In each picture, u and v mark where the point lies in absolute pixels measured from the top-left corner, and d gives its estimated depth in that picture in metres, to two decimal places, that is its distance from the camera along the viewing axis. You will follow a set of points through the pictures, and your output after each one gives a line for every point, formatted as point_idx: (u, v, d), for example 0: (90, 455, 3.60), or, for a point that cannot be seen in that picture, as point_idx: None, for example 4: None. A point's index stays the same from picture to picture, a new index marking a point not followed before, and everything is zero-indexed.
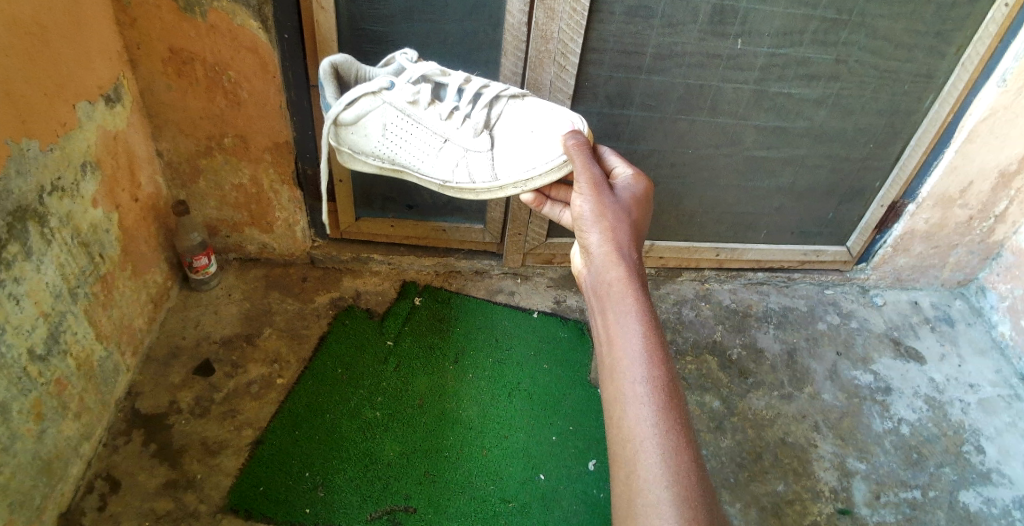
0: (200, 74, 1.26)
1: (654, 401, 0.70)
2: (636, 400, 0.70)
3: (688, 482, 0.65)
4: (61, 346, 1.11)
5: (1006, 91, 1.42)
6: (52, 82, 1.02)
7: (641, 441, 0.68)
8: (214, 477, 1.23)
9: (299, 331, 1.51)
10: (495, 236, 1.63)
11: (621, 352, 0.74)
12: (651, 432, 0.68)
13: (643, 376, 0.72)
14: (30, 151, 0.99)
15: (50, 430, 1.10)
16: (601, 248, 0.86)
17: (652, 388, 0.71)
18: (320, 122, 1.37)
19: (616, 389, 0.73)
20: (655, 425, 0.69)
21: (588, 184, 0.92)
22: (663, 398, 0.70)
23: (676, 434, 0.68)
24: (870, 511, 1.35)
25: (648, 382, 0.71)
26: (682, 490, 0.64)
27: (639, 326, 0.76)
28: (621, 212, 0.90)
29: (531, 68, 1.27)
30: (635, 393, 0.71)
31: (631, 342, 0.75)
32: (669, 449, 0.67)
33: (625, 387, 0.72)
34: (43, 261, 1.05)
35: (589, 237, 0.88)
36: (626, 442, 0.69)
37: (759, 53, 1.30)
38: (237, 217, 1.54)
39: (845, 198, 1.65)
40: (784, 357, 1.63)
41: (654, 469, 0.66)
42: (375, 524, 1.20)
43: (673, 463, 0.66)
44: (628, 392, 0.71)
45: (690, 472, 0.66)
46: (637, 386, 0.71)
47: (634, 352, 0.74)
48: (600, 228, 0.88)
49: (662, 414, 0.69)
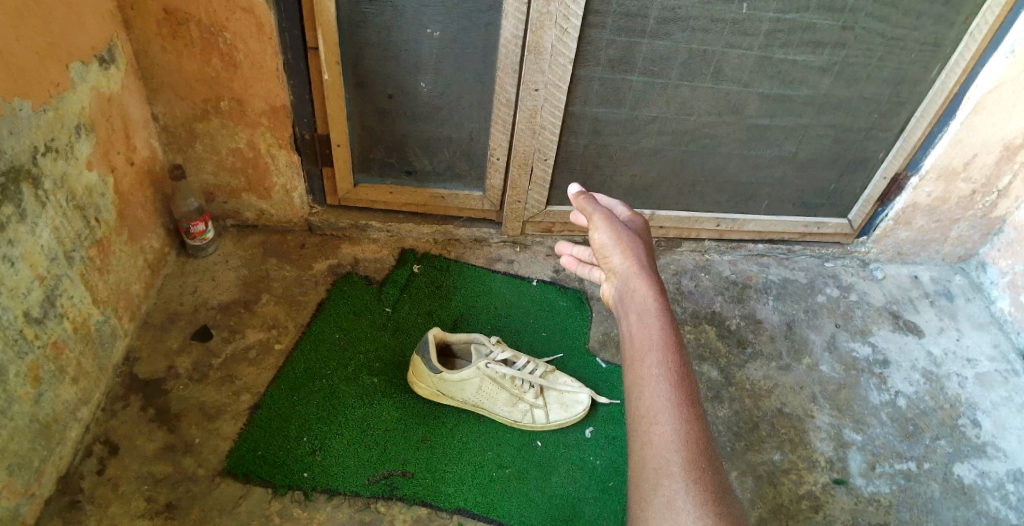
0: (195, 35, 1.24)
1: (668, 382, 0.70)
2: (651, 384, 0.70)
3: (698, 453, 0.65)
4: (57, 309, 1.10)
5: (1014, 62, 1.40)
6: (45, 40, 1.00)
7: (654, 417, 0.68)
8: (212, 442, 1.23)
9: (297, 298, 1.50)
10: (494, 204, 1.62)
11: (640, 341, 0.75)
12: (664, 410, 0.68)
13: (660, 359, 0.72)
14: (22, 111, 0.97)
15: (48, 393, 1.10)
16: (620, 251, 0.86)
17: (667, 371, 0.71)
18: (317, 86, 1.35)
19: (634, 373, 0.73)
20: (669, 401, 0.68)
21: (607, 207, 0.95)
22: (677, 379, 0.70)
23: (690, 413, 0.68)
24: (864, 481, 1.36)
25: (666, 364, 0.71)
26: (692, 464, 0.64)
27: (656, 318, 0.76)
28: (637, 233, 0.91)
29: (531, 31, 1.25)
30: (651, 375, 0.71)
31: (646, 333, 0.75)
32: (682, 424, 0.67)
33: (642, 370, 0.72)
34: (37, 223, 1.04)
35: (607, 252, 0.87)
36: (640, 419, 0.69)
37: (764, 18, 1.28)
38: (234, 183, 1.52)
39: (849, 169, 1.64)
40: (783, 328, 1.63)
41: (666, 443, 0.65)
42: (373, 488, 1.20)
43: (686, 438, 0.66)
44: (644, 376, 0.71)
45: (700, 448, 0.65)
46: (654, 369, 0.71)
47: (650, 342, 0.74)
48: (617, 242, 0.86)
49: (676, 393, 0.69)
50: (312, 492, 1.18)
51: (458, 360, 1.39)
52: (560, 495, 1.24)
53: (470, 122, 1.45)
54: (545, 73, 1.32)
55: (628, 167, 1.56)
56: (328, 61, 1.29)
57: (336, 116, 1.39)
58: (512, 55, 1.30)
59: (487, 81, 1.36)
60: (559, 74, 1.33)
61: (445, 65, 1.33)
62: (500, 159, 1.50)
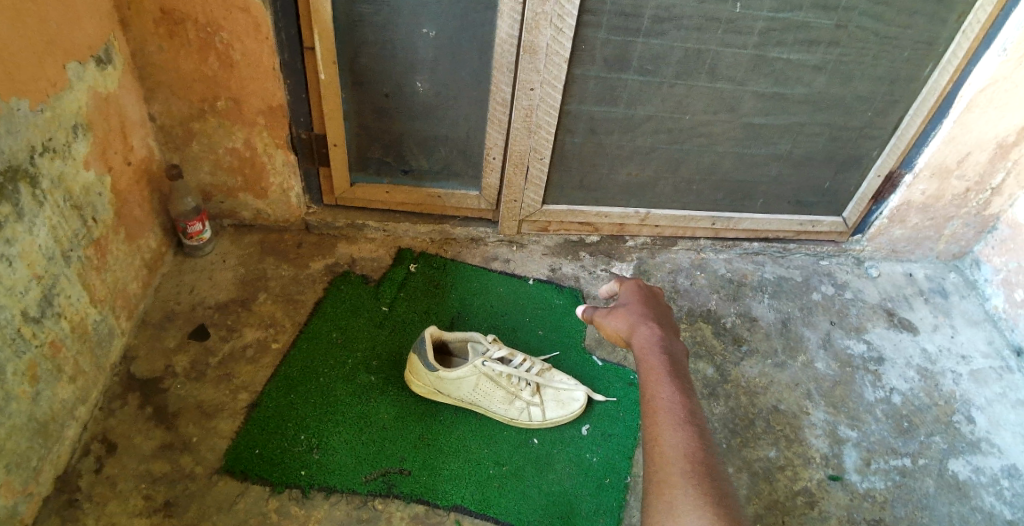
0: (191, 35, 1.24)
1: (678, 412, 0.84)
2: (663, 409, 0.85)
3: (702, 464, 0.78)
4: (54, 308, 1.11)
5: (1007, 60, 1.41)
6: (41, 39, 1.00)
7: (666, 435, 0.82)
8: (210, 440, 1.23)
9: (294, 296, 1.51)
10: (490, 203, 1.63)
11: (656, 380, 0.89)
12: (675, 429, 0.82)
13: (673, 391, 0.87)
14: (19, 111, 0.97)
15: (46, 392, 1.10)
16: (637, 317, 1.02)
17: (677, 404, 0.85)
18: (314, 85, 1.36)
19: (650, 405, 0.86)
20: (680, 426, 0.82)
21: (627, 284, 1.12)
22: (686, 412, 0.84)
23: (696, 437, 0.81)
24: (859, 477, 1.36)
25: (676, 395, 0.87)
26: (697, 474, 0.77)
27: (669, 365, 0.91)
28: (648, 302, 1.07)
29: (527, 30, 1.26)
30: (665, 407, 0.85)
31: (659, 371, 0.90)
32: (689, 445, 0.80)
33: (657, 404, 0.86)
34: (35, 223, 1.04)
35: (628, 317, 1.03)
36: (654, 440, 0.82)
37: (758, 17, 1.29)
38: (231, 182, 1.53)
39: (844, 166, 1.64)
40: (778, 325, 1.64)
41: (675, 457, 0.79)
42: (370, 486, 1.21)
43: (692, 454, 0.79)
44: (658, 407, 0.85)
45: (704, 463, 0.78)
46: (666, 398, 0.86)
47: (663, 378, 0.89)
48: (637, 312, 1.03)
49: (685, 422, 0.83)
50: (310, 490, 1.19)
51: (456, 359, 1.40)
52: (557, 492, 1.25)
53: (466, 121, 1.46)
54: (540, 72, 1.33)
55: (623, 166, 1.57)
56: (325, 61, 1.29)
57: (332, 114, 1.39)
58: (508, 54, 1.30)
59: (483, 80, 1.37)
60: (555, 73, 1.33)
61: (441, 64, 1.33)
62: (496, 158, 1.51)
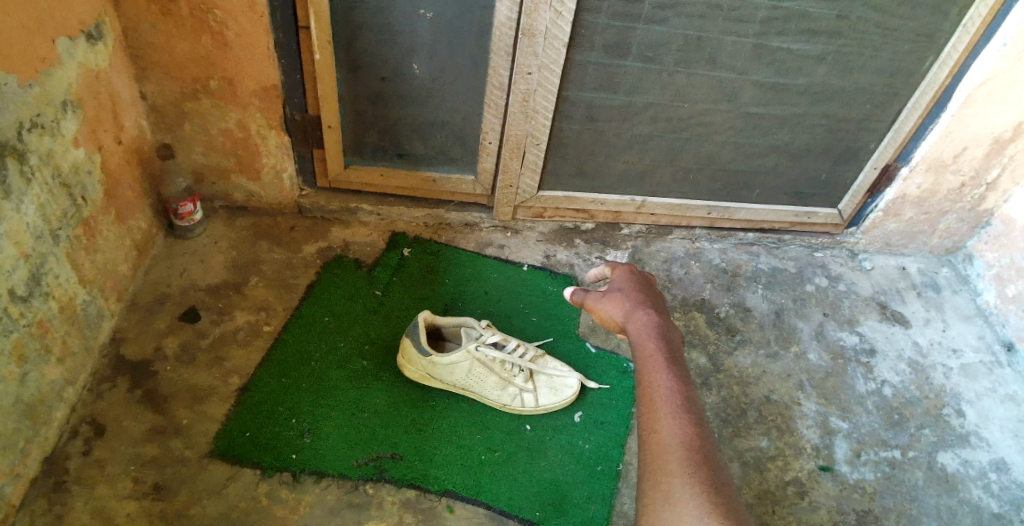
0: (185, 13, 1.22)
1: (675, 401, 0.83)
2: (660, 396, 0.84)
3: (700, 453, 0.78)
4: (43, 288, 1.09)
5: (1006, 55, 1.41)
6: (30, 14, 0.98)
7: (663, 423, 0.81)
8: (200, 424, 1.22)
9: (286, 280, 1.49)
10: (486, 188, 1.62)
11: (653, 367, 0.88)
12: (672, 418, 0.81)
13: (670, 379, 0.87)
14: (8, 87, 0.95)
15: (33, 373, 1.09)
16: (634, 302, 1.01)
17: (673, 392, 0.85)
18: (309, 66, 1.34)
19: (647, 391, 0.86)
20: (677, 413, 0.82)
21: (622, 268, 1.11)
22: (683, 400, 0.84)
23: (693, 425, 0.81)
24: (849, 468, 1.37)
25: (674, 382, 0.86)
26: (694, 464, 0.76)
27: (665, 352, 0.91)
28: (643, 287, 1.06)
29: (527, 13, 1.24)
30: (662, 394, 0.84)
31: (657, 358, 0.90)
32: (685, 433, 0.80)
33: (655, 392, 0.85)
34: (23, 201, 1.03)
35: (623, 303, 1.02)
36: (651, 427, 0.82)
37: (759, 6, 1.28)
38: (224, 164, 1.51)
39: (841, 158, 1.64)
40: (771, 316, 1.64)
41: (672, 446, 0.78)
42: (361, 470, 1.20)
43: (690, 444, 0.79)
44: (654, 394, 0.85)
45: (702, 453, 0.78)
46: (664, 386, 0.86)
47: (661, 365, 0.88)
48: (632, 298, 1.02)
49: (683, 410, 0.82)
50: (301, 474, 1.18)
51: (449, 344, 1.39)
52: (549, 479, 1.25)
53: (462, 106, 1.45)
54: (538, 56, 1.32)
55: (620, 153, 1.56)
56: (321, 42, 1.28)
57: (328, 97, 1.38)
58: (506, 38, 1.29)
59: (480, 64, 1.36)
60: (553, 58, 1.32)
61: (438, 48, 1.32)
62: (493, 143, 1.50)
